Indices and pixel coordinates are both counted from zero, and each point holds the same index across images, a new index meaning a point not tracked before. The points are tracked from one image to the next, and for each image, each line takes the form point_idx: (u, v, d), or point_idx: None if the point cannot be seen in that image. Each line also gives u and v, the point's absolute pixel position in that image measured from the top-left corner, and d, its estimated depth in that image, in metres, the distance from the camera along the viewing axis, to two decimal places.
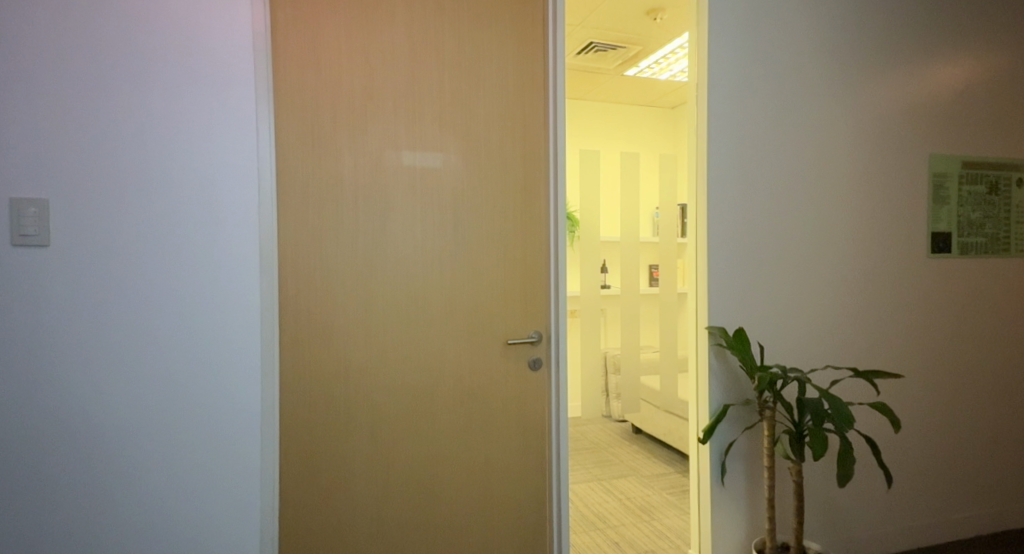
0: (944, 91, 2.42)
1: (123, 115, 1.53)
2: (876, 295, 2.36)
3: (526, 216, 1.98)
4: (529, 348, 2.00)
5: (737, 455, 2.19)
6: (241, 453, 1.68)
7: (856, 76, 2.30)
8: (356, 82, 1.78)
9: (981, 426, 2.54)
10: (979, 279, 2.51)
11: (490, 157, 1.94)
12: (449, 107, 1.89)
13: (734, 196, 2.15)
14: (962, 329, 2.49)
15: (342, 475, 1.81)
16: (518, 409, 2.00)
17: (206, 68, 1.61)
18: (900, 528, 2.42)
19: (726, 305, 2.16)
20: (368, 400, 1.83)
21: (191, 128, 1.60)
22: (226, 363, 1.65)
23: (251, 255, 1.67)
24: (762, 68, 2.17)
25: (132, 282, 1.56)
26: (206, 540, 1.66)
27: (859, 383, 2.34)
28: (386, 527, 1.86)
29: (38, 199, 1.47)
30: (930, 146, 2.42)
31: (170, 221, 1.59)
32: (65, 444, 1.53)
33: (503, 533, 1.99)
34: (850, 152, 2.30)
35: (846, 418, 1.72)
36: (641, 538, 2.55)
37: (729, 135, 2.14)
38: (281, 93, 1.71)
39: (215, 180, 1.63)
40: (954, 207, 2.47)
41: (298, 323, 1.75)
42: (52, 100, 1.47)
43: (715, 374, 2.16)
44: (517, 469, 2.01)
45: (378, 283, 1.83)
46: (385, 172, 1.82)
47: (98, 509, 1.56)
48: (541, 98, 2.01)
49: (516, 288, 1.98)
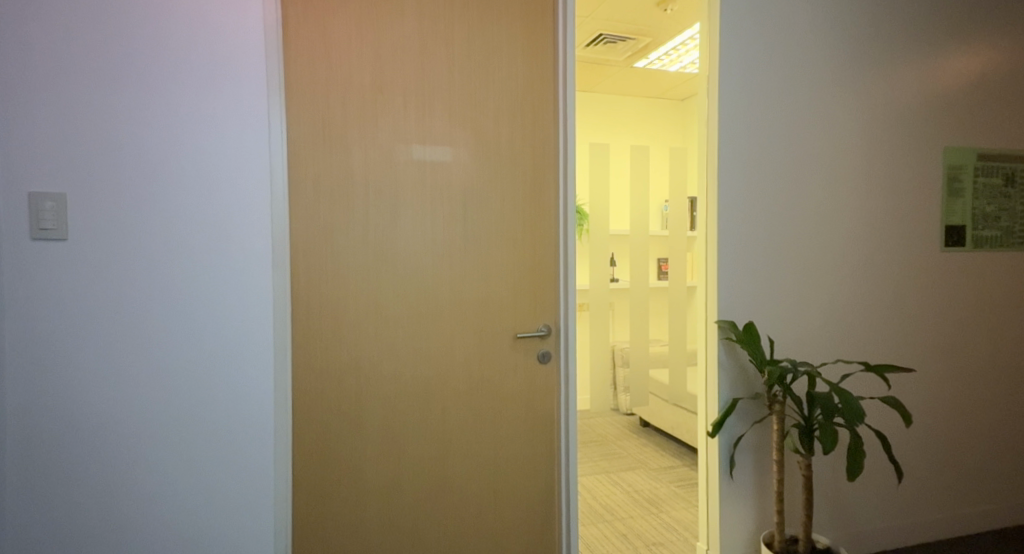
0: (959, 83, 2.39)
1: (138, 112, 1.55)
2: (888, 289, 2.34)
3: (536, 209, 1.99)
4: (539, 340, 2.01)
5: (746, 449, 2.19)
6: (253, 444, 1.70)
7: (869, 69, 2.27)
8: (366, 77, 1.79)
9: (993, 420, 2.52)
10: (993, 273, 2.49)
11: (500, 151, 1.94)
12: (459, 101, 1.89)
13: (746, 189, 2.14)
14: (976, 323, 2.47)
15: (353, 465, 1.83)
16: (528, 400, 2.01)
17: (217, 62, 1.62)
18: (910, 522, 2.41)
19: (736, 299, 2.15)
20: (379, 392, 1.85)
21: (203, 121, 1.61)
22: (239, 358, 1.67)
23: (262, 249, 1.68)
24: (773, 58, 2.16)
25: (147, 276, 1.58)
26: (223, 530, 1.68)
27: (871, 377, 2.32)
28: (397, 519, 1.88)
29: (56, 194, 1.49)
30: (945, 139, 2.39)
31: (183, 214, 1.60)
32: (80, 435, 1.55)
33: (514, 527, 2.01)
34: (861, 145, 2.28)
35: (859, 414, 1.72)
36: (649, 531, 2.57)
37: (740, 127, 2.12)
38: (293, 89, 1.72)
39: (227, 179, 1.64)
40: (969, 200, 2.45)
41: (310, 316, 1.77)
42: (66, 96, 1.49)
43: (724, 367, 2.16)
44: (528, 461, 2.02)
45: (388, 276, 1.84)
46: (395, 166, 1.83)
47: (116, 501, 1.59)
48: (551, 91, 2.00)
49: (526, 281, 1.99)
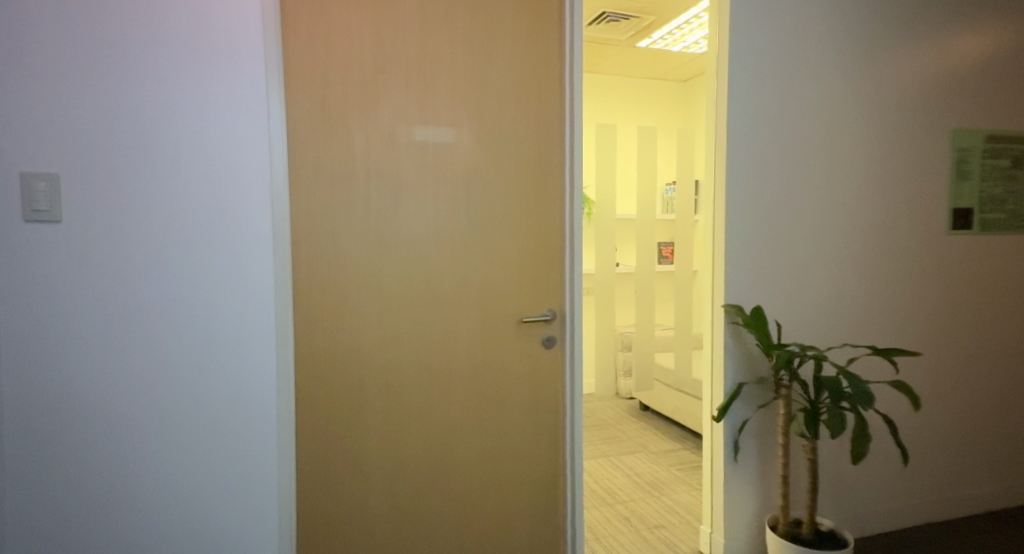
0: (969, 64, 2.36)
1: (132, 90, 1.49)
2: (894, 273, 2.33)
3: (541, 191, 1.95)
4: (543, 325, 1.98)
5: (751, 433, 2.18)
6: (256, 430, 1.67)
7: (878, 48, 2.23)
8: (366, 55, 1.73)
9: (996, 403, 2.52)
10: (999, 255, 2.47)
11: (503, 132, 1.89)
12: (462, 80, 1.84)
13: (752, 172, 2.11)
14: (981, 307, 2.46)
15: (357, 451, 1.81)
16: (532, 385, 1.98)
17: (213, 38, 1.56)
18: (911, 505, 2.42)
19: (742, 283, 2.13)
20: (381, 378, 1.82)
21: (200, 99, 1.56)
22: (240, 343, 1.64)
23: (262, 232, 1.64)
24: (783, 37, 2.11)
25: (143, 259, 1.53)
26: (225, 516, 1.66)
27: (878, 360, 2.31)
28: (400, 504, 1.87)
29: (48, 173, 1.44)
30: (954, 121, 2.36)
31: (181, 196, 1.55)
32: (77, 421, 1.51)
33: (518, 512, 2.00)
34: (869, 126, 2.25)
35: (866, 397, 1.70)
36: (650, 513, 2.58)
37: (748, 108, 2.08)
38: (291, 66, 1.66)
39: (225, 160, 1.59)
40: (976, 181, 2.42)
41: (311, 302, 1.73)
42: (58, 72, 1.43)
43: (730, 351, 2.14)
44: (531, 446, 2.00)
45: (390, 260, 1.80)
46: (397, 146, 1.78)
47: (117, 487, 1.56)
48: (556, 70, 1.95)
49: (531, 265, 1.95)
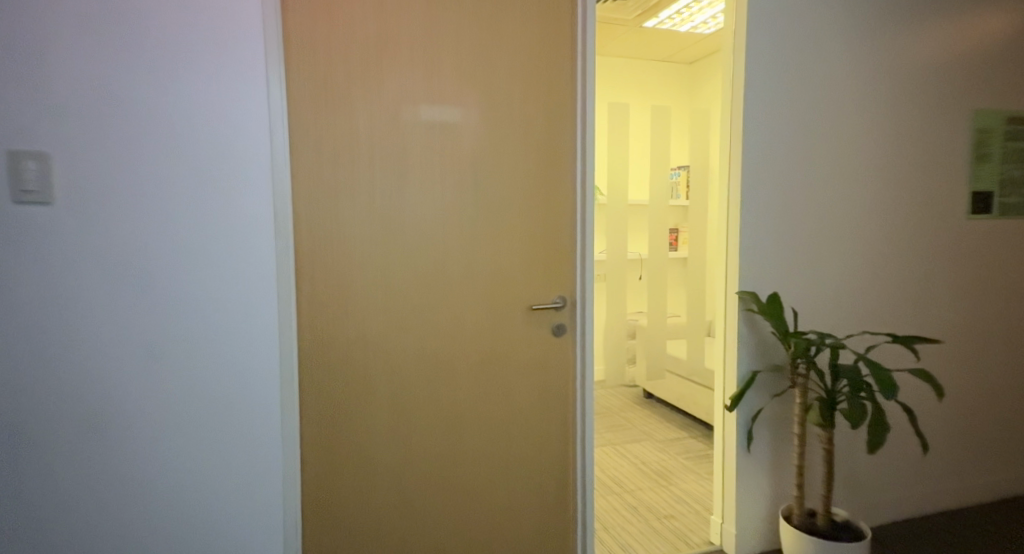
0: (991, 41, 2.29)
1: (126, 66, 1.42)
2: (911, 258, 2.27)
3: (551, 174, 1.88)
4: (554, 313, 1.93)
5: (764, 422, 2.14)
6: (258, 420, 1.62)
7: (898, 26, 2.16)
8: (370, 30, 1.66)
9: (1011, 390, 2.48)
10: (1018, 240, 2.41)
11: (513, 113, 1.82)
12: (469, 57, 1.76)
13: (769, 153, 2.04)
14: (999, 292, 2.41)
15: (362, 442, 1.76)
16: (542, 374, 1.93)
17: (210, 11, 1.48)
18: (925, 494, 2.38)
19: (758, 269, 2.07)
20: (387, 367, 1.76)
21: (196, 74, 1.48)
22: (241, 330, 1.58)
23: (263, 215, 1.57)
24: (801, 13, 2.03)
25: (139, 243, 1.46)
26: (228, 509, 1.61)
27: (897, 347, 2.26)
28: (408, 495, 1.82)
29: (38, 152, 1.36)
30: (974, 101, 2.29)
31: (178, 177, 1.48)
32: (71, 411, 1.45)
33: (528, 503, 1.96)
34: (888, 107, 2.18)
35: (887, 387, 1.64)
36: (659, 503, 2.54)
37: (765, 87, 2.01)
38: (292, 42, 1.59)
39: (224, 139, 1.52)
40: (996, 163, 2.36)
41: (314, 289, 1.67)
42: (44, 45, 1.35)
43: (744, 339, 2.08)
44: (541, 436, 1.96)
45: (396, 245, 1.74)
46: (403, 127, 1.71)
47: (115, 479, 1.50)
48: (568, 47, 1.88)
49: (541, 251, 1.89)
